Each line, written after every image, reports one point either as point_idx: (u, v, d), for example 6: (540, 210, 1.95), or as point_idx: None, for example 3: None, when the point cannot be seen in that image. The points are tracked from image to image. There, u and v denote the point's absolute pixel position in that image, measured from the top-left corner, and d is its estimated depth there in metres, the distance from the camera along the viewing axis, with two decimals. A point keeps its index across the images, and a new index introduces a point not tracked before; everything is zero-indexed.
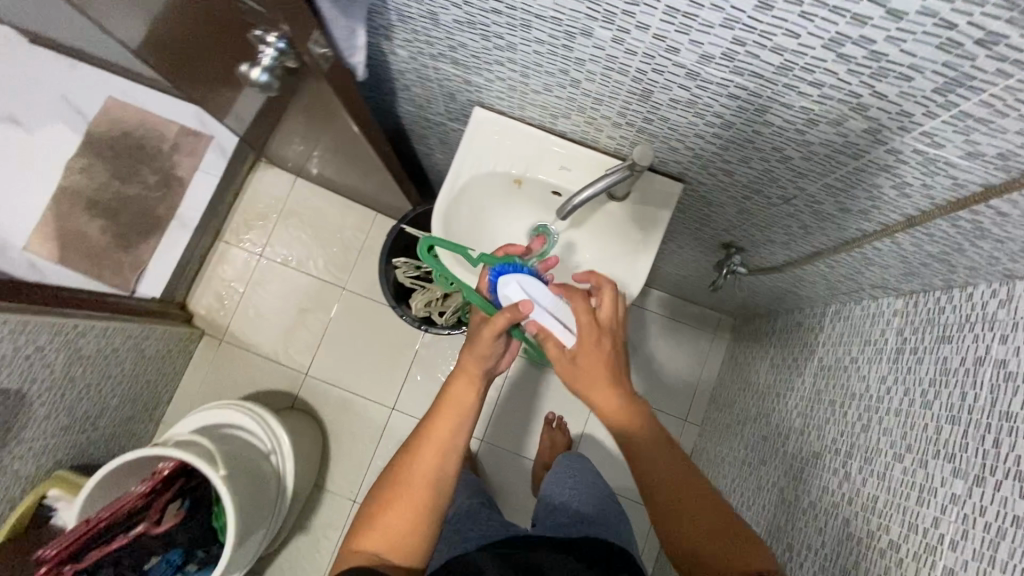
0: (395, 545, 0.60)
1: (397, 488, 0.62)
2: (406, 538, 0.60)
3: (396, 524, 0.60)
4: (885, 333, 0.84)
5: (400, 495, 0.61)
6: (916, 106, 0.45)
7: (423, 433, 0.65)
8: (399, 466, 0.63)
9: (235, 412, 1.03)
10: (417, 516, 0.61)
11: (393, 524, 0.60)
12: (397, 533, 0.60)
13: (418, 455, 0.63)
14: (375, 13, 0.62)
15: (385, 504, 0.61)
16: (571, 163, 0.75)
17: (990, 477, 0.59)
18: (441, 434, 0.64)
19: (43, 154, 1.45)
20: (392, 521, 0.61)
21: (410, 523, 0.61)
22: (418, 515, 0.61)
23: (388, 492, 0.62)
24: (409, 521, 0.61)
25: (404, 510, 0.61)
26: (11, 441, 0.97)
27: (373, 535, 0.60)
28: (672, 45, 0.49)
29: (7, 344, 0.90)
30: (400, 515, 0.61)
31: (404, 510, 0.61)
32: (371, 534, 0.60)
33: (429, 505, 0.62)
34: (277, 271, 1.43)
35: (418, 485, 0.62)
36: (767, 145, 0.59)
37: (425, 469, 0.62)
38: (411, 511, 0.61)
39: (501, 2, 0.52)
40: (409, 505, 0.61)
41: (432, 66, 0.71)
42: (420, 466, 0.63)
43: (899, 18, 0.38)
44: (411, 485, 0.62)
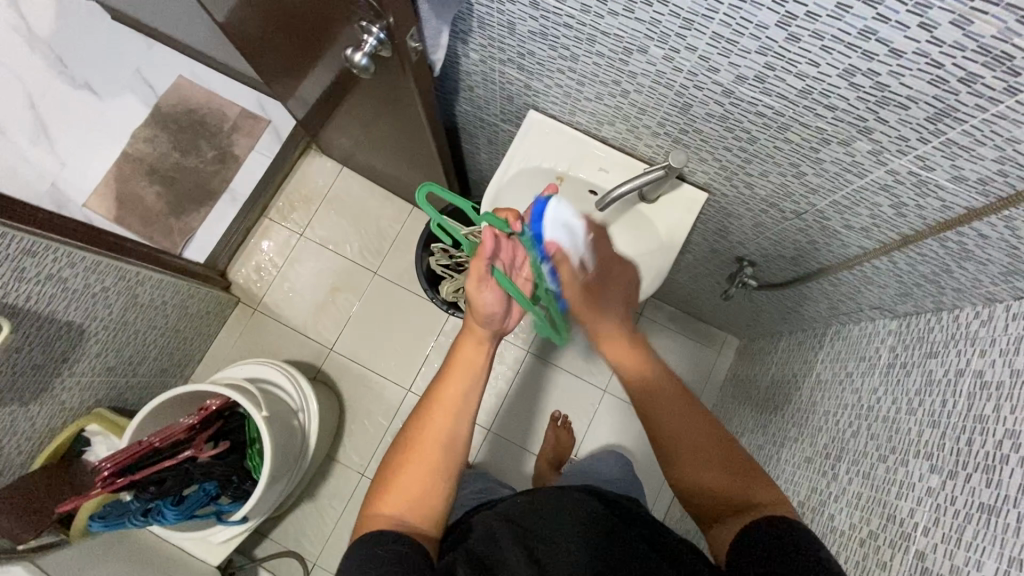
0: (414, 506, 0.56)
1: (411, 448, 0.58)
2: (426, 499, 0.56)
3: (415, 486, 0.57)
4: (879, 350, 0.91)
5: (414, 456, 0.58)
6: (911, 132, 0.54)
7: (435, 393, 0.61)
8: (413, 429, 0.59)
9: (273, 369, 1.12)
10: (435, 475, 0.57)
11: (410, 486, 0.56)
12: (416, 494, 0.56)
13: (432, 415, 0.59)
14: (460, 19, 0.73)
15: (401, 466, 0.58)
16: (609, 166, 0.85)
17: (961, 471, 0.66)
18: (454, 394, 0.60)
19: (112, 121, 1.56)
20: (409, 484, 0.57)
21: (428, 485, 0.57)
22: (437, 474, 0.57)
23: (402, 454, 0.58)
24: (427, 482, 0.57)
25: (420, 471, 0.57)
26: (65, 371, 1.05)
27: (390, 498, 0.56)
28: (713, 66, 0.59)
29: (80, 279, 0.99)
30: (418, 475, 0.57)
31: (421, 471, 0.57)
32: (389, 497, 0.56)
33: (447, 464, 0.58)
34: (315, 251, 1.53)
35: (434, 445, 0.58)
36: (785, 161, 0.68)
37: (439, 427, 0.59)
38: (429, 471, 0.57)
39: (574, 18, 0.63)
40: (427, 465, 0.57)
41: (499, 71, 0.82)
42: (434, 426, 0.59)
43: (899, 56, 0.47)
44: (424, 444, 0.58)
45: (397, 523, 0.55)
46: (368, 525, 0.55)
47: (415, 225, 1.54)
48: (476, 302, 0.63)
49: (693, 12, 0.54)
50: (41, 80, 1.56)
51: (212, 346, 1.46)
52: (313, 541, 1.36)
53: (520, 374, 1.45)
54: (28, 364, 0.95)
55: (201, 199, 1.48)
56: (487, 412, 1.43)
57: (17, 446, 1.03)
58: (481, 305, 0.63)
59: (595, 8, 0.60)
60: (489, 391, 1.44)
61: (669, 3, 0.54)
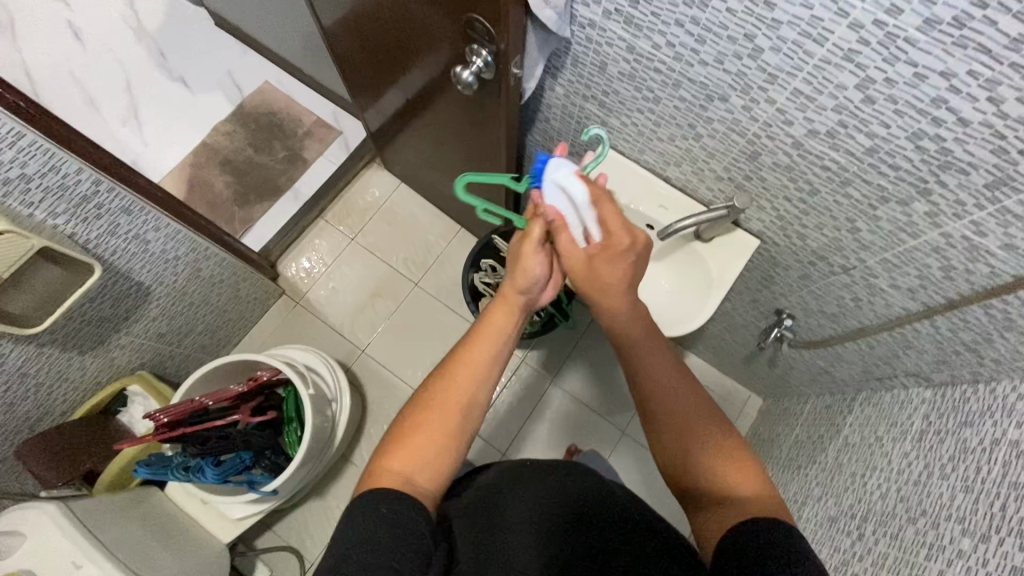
0: (424, 464, 0.57)
1: (430, 406, 0.60)
2: (434, 458, 0.58)
3: (428, 442, 0.58)
4: (911, 417, 0.86)
5: (434, 412, 0.60)
6: (969, 197, 0.60)
7: (460, 356, 0.63)
8: (432, 388, 0.62)
9: (315, 357, 1.18)
10: (448, 435, 0.59)
11: (424, 444, 0.58)
12: (429, 451, 0.58)
13: (455, 376, 0.62)
14: (556, 55, 0.82)
15: (416, 424, 0.59)
16: (668, 204, 0.92)
17: (994, 534, 0.61)
18: (479, 361, 0.63)
19: (197, 112, 1.68)
20: (426, 441, 0.58)
21: (441, 443, 0.59)
22: (450, 435, 0.59)
23: (419, 412, 0.60)
24: (438, 440, 0.59)
25: (435, 428, 0.59)
26: (123, 330, 1.10)
27: (402, 454, 0.57)
28: (789, 118, 0.67)
29: (158, 244, 1.06)
30: (431, 433, 0.59)
31: (436, 427, 0.59)
32: (402, 454, 0.58)
33: (460, 427, 0.60)
34: (360, 255, 1.56)
35: (455, 403, 0.60)
36: (841, 215, 0.75)
37: (462, 387, 0.61)
38: (444, 429, 0.59)
39: (666, 64, 0.71)
40: (443, 423, 0.59)
41: (579, 106, 0.90)
42: (455, 387, 0.61)
43: (966, 125, 0.54)
44: (442, 403, 0.60)
45: (404, 479, 0.56)
46: (377, 479, 0.55)
47: (461, 244, 1.57)
48: (525, 269, 0.64)
49: (779, 69, 0.62)
50: (145, 72, 1.72)
51: (251, 331, 1.49)
52: (316, 541, 1.32)
53: (542, 402, 1.44)
54: (95, 315, 1.01)
55: (268, 193, 1.58)
56: (501, 435, 1.41)
57: (64, 394, 1.06)
58: (528, 269, 0.64)
59: (687, 57, 0.68)
60: (508, 415, 1.43)
61: (758, 59, 0.62)
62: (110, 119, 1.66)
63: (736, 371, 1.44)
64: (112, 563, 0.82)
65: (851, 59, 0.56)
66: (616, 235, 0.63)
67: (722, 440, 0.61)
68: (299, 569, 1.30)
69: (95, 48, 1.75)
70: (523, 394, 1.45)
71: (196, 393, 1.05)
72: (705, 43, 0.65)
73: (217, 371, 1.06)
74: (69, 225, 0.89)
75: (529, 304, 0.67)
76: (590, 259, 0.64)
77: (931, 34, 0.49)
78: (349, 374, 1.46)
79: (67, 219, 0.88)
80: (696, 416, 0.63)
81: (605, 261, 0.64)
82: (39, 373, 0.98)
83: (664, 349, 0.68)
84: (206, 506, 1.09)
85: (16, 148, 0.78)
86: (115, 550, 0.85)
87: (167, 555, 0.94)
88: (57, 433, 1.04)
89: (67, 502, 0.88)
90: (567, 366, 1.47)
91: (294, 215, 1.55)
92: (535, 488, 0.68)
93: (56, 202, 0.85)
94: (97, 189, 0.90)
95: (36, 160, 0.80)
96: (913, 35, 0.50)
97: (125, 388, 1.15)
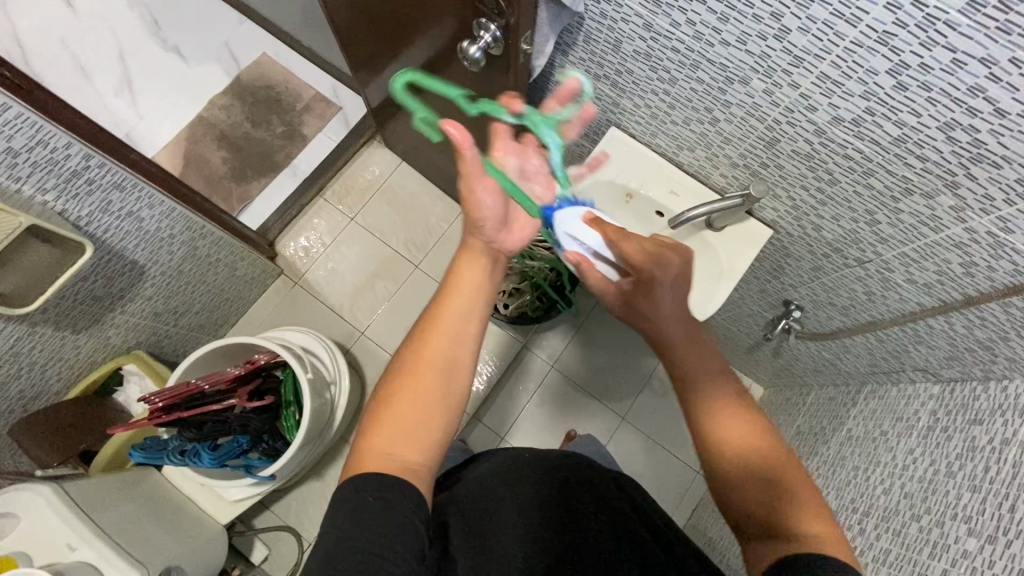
0: (408, 434, 0.55)
1: (406, 372, 0.58)
2: (420, 429, 0.56)
3: (408, 410, 0.56)
4: (918, 413, 0.84)
5: (407, 379, 0.57)
6: (999, 192, 0.57)
7: (432, 316, 0.61)
8: (405, 357, 0.60)
9: (314, 340, 1.17)
10: (430, 400, 0.57)
11: (404, 414, 0.56)
12: (410, 420, 0.56)
13: (426, 338, 0.60)
14: (567, 32, 0.78)
15: (393, 396, 0.57)
16: (679, 190, 0.89)
17: (1002, 536, 0.59)
18: (447, 321, 0.61)
19: (193, 84, 1.63)
20: (404, 409, 0.56)
21: (423, 410, 0.56)
22: (431, 401, 0.57)
23: (396, 381, 0.58)
24: (421, 410, 0.56)
25: (413, 396, 0.56)
26: (118, 308, 1.08)
27: (382, 429, 0.55)
28: (813, 104, 0.63)
29: (153, 222, 1.03)
30: (409, 403, 0.56)
31: (415, 396, 0.57)
32: (382, 429, 0.55)
33: (442, 388, 0.58)
34: (360, 235, 1.53)
35: (429, 366, 0.58)
36: (860, 206, 0.72)
37: (434, 348, 0.59)
38: (422, 394, 0.57)
39: (684, 43, 0.67)
40: (420, 388, 0.57)
41: (591, 86, 0.86)
42: (428, 349, 0.59)
43: (1003, 116, 0.51)
44: (414, 369, 0.58)
45: (389, 456, 0.53)
46: (363, 461, 0.53)
47: (463, 226, 1.54)
48: (473, 205, 0.63)
49: (806, 51, 0.58)
50: (139, 41, 1.67)
51: (250, 310, 1.47)
52: (313, 521, 1.32)
53: (542, 387, 1.43)
54: (88, 294, 0.99)
55: (265, 169, 1.54)
56: (501, 419, 1.41)
57: (58, 372, 1.05)
58: (477, 205, 0.63)
59: (708, 36, 0.65)
60: (507, 399, 1.42)
61: (784, 40, 0.59)
62: (103, 89, 1.61)
63: (740, 361, 1.42)
64: (108, 545, 0.82)
65: (885, 42, 0.53)
66: (643, 266, 0.65)
67: (774, 449, 0.58)
68: (296, 548, 1.30)
69: (87, 15, 1.68)
70: (524, 379, 1.44)
71: (193, 375, 1.04)
72: (727, 22, 0.61)
73: (212, 352, 1.04)
74: (59, 201, 0.86)
75: (493, 247, 0.66)
76: (626, 291, 0.67)
77: (975, 16, 0.46)
78: (348, 356, 1.45)
79: (57, 194, 0.85)
80: (744, 421, 0.59)
81: (643, 293, 0.65)
82: (33, 352, 0.97)
83: (710, 352, 0.64)
84: (202, 487, 1.09)
85: (4, 121, 0.74)
86: (111, 530, 0.85)
87: (163, 535, 0.94)
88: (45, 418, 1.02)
89: (62, 482, 0.87)
90: (568, 350, 1.46)
91: (292, 193, 1.52)
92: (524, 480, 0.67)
93: (46, 177, 0.82)
94: (88, 163, 0.86)
95: (24, 133, 0.77)
96: (954, 18, 0.47)
97: (122, 366, 1.13)
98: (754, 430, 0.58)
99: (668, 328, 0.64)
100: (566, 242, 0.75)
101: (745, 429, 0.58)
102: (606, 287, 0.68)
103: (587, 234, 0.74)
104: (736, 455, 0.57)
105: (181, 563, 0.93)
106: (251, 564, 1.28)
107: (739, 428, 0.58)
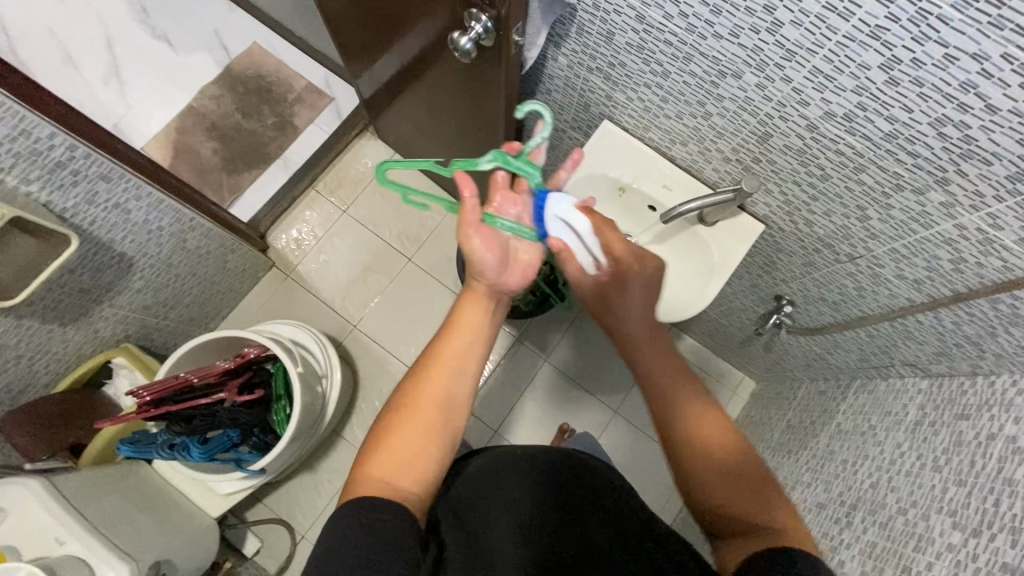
0: (403, 465, 0.56)
1: (406, 405, 0.59)
2: (416, 463, 0.57)
3: (405, 443, 0.57)
4: (906, 407, 0.84)
5: (412, 411, 0.58)
6: (989, 189, 0.57)
7: (437, 348, 0.62)
8: (410, 386, 0.60)
9: (304, 333, 1.17)
10: (426, 437, 0.58)
11: (401, 446, 0.57)
12: (407, 455, 0.57)
13: (431, 372, 0.61)
14: (560, 23, 0.77)
15: (393, 426, 0.58)
16: (671, 185, 0.88)
17: (986, 530, 0.60)
18: (451, 356, 0.62)
19: (182, 73, 1.60)
20: (404, 446, 0.57)
21: (421, 444, 0.57)
22: (430, 437, 0.58)
23: (399, 413, 0.59)
24: (419, 445, 0.57)
25: (409, 431, 0.58)
26: (106, 301, 1.07)
27: (379, 459, 0.56)
28: (805, 99, 0.63)
29: (142, 213, 1.02)
30: (407, 438, 0.57)
31: (414, 430, 0.58)
32: (382, 459, 0.56)
33: (440, 427, 0.59)
34: (352, 227, 1.52)
35: (429, 402, 0.59)
36: (852, 202, 0.72)
37: (438, 384, 0.60)
38: (423, 429, 0.58)
39: (677, 36, 0.67)
40: (419, 424, 0.58)
41: (584, 79, 0.85)
42: (432, 383, 0.60)
43: (995, 112, 0.51)
44: (415, 403, 0.59)
45: (388, 484, 0.54)
46: (359, 489, 0.54)
47: (457, 219, 1.53)
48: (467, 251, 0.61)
49: (799, 44, 0.58)
50: (127, 29, 1.64)
51: (242, 303, 1.46)
52: (306, 514, 1.32)
53: (535, 380, 1.44)
54: (75, 286, 0.97)
55: (256, 160, 1.52)
56: (493, 412, 1.41)
57: (46, 364, 1.04)
58: (472, 256, 0.62)
59: (701, 29, 0.64)
60: (499, 393, 1.42)
61: (777, 33, 0.58)
62: (91, 78, 1.59)
63: (732, 355, 1.42)
64: (96, 539, 0.81)
65: (877, 37, 0.52)
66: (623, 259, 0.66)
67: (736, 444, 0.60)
68: (289, 541, 1.30)
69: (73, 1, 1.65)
70: (518, 372, 1.44)
71: (181, 368, 1.04)
72: (720, 14, 0.61)
73: (203, 346, 1.04)
74: (44, 191, 0.84)
75: (494, 288, 0.64)
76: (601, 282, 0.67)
77: (967, 12, 0.46)
78: (341, 350, 1.44)
79: (42, 185, 0.84)
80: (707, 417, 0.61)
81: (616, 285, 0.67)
82: (19, 345, 0.95)
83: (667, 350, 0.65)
84: (194, 482, 1.09)
85: None
86: (100, 524, 0.85)
87: (154, 529, 0.93)
88: (26, 411, 1.01)
89: (50, 476, 0.86)
90: (561, 345, 1.46)
91: (284, 184, 1.50)
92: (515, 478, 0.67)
93: (28, 167, 0.81)
94: (73, 154, 0.85)
95: (5, 123, 0.75)
96: (947, 12, 0.47)
97: (111, 359, 1.13)
98: (716, 423, 0.61)
99: (634, 326, 0.66)
100: (555, 228, 0.66)
101: (708, 423, 0.61)
102: (582, 278, 0.67)
103: (578, 220, 0.66)
104: (700, 451, 0.60)
105: (172, 557, 0.94)
106: (243, 557, 1.28)
107: (702, 420, 0.61)
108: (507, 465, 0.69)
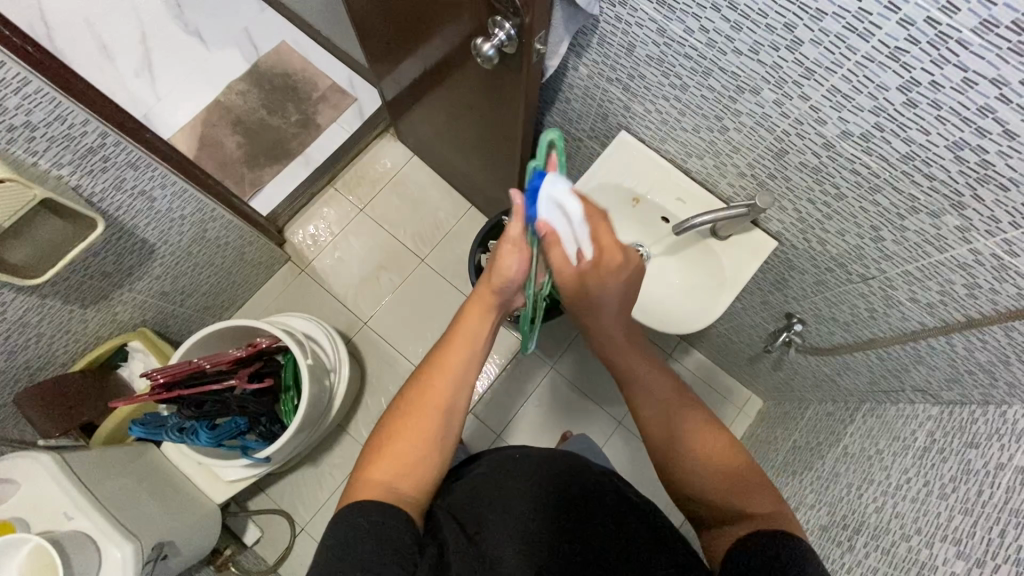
0: (407, 473, 0.58)
1: (409, 410, 0.61)
2: (417, 468, 0.59)
3: (408, 445, 0.59)
4: (915, 433, 0.83)
5: (413, 411, 0.61)
6: (1004, 214, 0.57)
7: (437, 359, 0.64)
8: (411, 395, 0.62)
9: (314, 326, 1.19)
10: (429, 439, 0.60)
11: (402, 453, 0.59)
12: (407, 459, 0.59)
13: (433, 380, 0.62)
14: (581, 34, 0.79)
15: (395, 434, 0.60)
16: (687, 198, 0.89)
17: (990, 560, 0.59)
18: (456, 359, 0.63)
19: (211, 68, 1.64)
20: (403, 450, 0.59)
21: (423, 449, 0.60)
22: (428, 440, 0.60)
23: (399, 415, 0.61)
24: (418, 451, 0.60)
25: (415, 434, 0.60)
26: (126, 286, 1.10)
27: (380, 464, 0.58)
28: (822, 117, 0.64)
29: (166, 202, 1.05)
30: (409, 441, 0.60)
31: (415, 433, 0.60)
32: (382, 462, 0.58)
33: (438, 435, 0.61)
34: (368, 226, 1.54)
35: (431, 404, 0.61)
36: (866, 222, 0.72)
37: (440, 391, 0.62)
38: (422, 431, 0.60)
39: (697, 50, 0.68)
40: (421, 427, 0.60)
41: (603, 89, 0.86)
42: (432, 391, 0.62)
43: (1012, 138, 0.51)
44: (416, 409, 0.61)
45: (389, 489, 0.56)
46: (360, 490, 0.56)
47: (472, 222, 1.55)
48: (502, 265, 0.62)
49: (818, 63, 0.58)
50: (162, 25, 1.68)
51: (256, 294, 1.49)
52: (306, 506, 1.33)
53: (541, 386, 1.44)
54: (97, 270, 1.00)
55: (278, 156, 1.55)
56: (498, 415, 1.41)
57: (65, 344, 1.06)
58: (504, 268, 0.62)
59: (721, 44, 0.65)
60: (506, 398, 1.43)
61: (796, 51, 0.59)
62: (125, 71, 1.64)
63: (740, 372, 1.40)
64: (103, 515, 0.83)
65: (896, 58, 0.52)
66: (610, 253, 0.59)
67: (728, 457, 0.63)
68: (289, 532, 1.31)
69: None
70: (524, 378, 1.44)
71: (193, 354, 1.06)
72: (741, 30, 0.61)
73: (220, 334, 1.08)
74: (74, 175, 0.87)
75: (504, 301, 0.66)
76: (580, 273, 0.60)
77: (987, 37, 0.46)
78: (350, 346, 1.46)
79: (73, 169, 0.86)
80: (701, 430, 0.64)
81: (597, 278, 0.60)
82: (40, 324, 0.98)
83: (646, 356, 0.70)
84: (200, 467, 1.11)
85: (23, 95, 0.75)
86: (107, 501, 0.87)
87: (159, 512, 0.95)
88: (36, 391, 1.01)
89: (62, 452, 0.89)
90: (568, 351, 1.46)
91: (303, 181, 1.53)
92: (520, 481, 0.67)
93: (62, 152, 0.84)
94: (104, 141, 0.87)
95: (42, 109, 0.78)
96: (967, 37, 0.47)
97: (127, 343, 1.15)
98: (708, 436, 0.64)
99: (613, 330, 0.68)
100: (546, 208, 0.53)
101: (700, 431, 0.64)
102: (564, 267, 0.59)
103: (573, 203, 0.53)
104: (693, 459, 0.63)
105: (173, 538, 0.95)
106: (244, 545, 1.29)
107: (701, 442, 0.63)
108: (511, 466, 0.70)
